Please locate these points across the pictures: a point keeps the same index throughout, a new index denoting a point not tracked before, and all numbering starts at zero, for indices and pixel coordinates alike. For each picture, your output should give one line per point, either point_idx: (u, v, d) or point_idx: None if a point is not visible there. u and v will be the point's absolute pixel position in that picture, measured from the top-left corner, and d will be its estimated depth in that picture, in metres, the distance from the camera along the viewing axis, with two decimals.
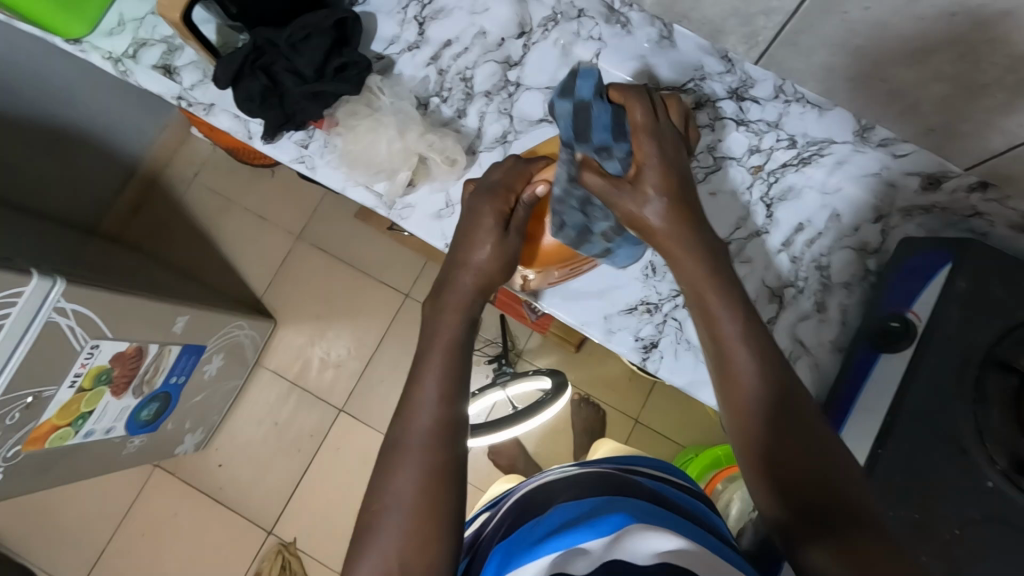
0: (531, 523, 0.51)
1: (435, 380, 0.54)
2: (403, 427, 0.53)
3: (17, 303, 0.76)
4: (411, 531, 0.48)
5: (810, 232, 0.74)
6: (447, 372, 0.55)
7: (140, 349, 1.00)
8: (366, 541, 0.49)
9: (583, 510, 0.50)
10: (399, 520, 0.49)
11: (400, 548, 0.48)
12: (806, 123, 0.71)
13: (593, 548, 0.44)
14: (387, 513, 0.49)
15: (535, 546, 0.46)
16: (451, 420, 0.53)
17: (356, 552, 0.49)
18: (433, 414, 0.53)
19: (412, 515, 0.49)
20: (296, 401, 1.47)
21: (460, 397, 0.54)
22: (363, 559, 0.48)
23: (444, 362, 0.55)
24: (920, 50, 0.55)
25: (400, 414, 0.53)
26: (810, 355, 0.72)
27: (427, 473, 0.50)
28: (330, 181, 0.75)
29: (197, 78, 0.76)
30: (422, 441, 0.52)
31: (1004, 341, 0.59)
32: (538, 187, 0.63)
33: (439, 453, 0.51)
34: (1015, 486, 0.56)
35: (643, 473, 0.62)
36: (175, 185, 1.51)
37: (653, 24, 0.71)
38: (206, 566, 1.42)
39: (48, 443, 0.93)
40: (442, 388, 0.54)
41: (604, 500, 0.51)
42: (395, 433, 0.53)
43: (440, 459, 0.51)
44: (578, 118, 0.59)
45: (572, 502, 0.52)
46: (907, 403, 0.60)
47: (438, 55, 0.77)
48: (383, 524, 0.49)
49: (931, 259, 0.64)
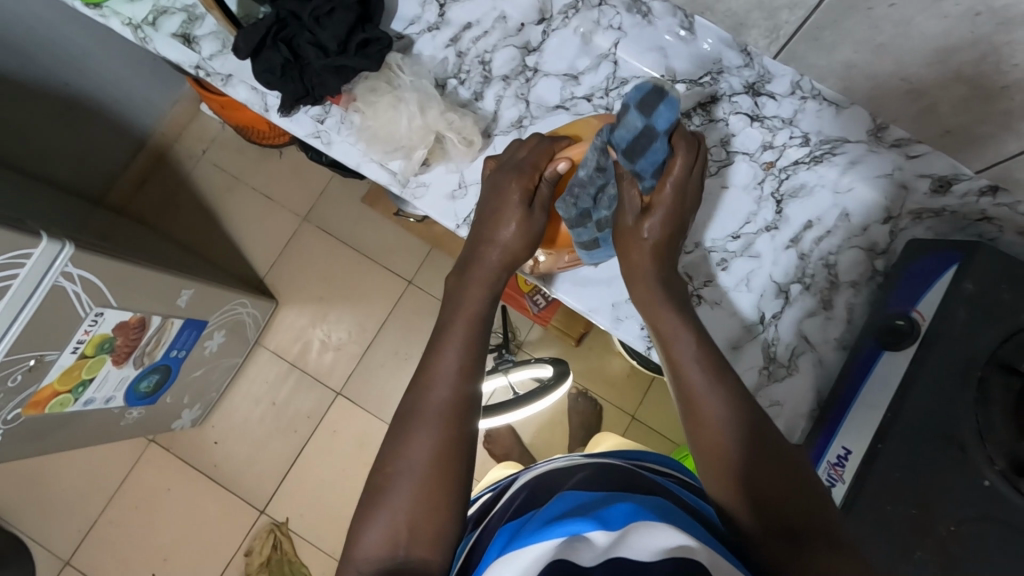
0: (535, 511, 0.51)
1: (455, 353, 0.57)
2: (419, 396, 0.54)
3: (23, 266, 0.76)
4: (421, 496, 0.49)
5: (819, 230, 0.74)
6: (466, 350, 0.57)
7: (143, 320, 1.00)
8: (376, 502, 0.50)
9: (584, 502, 0.50)
10: (410, 483, 0.50)
11: (411, 511, 0.49)
12: (821, 121, 0.72)
13: (599, 539, 0.44)
14: (399, 474, 0.50)
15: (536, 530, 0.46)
16: (467, 393, 0.55)
17: (366, 514, 0.50)
18: (451, 388, 0.54)
19: (424, 480, 0.50)
20: (294, 382, 1.48)
21: (476, 374, 0.56)
22: (372, 520, 0.49)
23: (465, 335, 0.58)
24: (943, 50, 0.56)
25: (416, 386, 0.55)
26: (814, 351, 0.73)
27: (440, 440, 0.52)
28: (346, 157, 0.75)
29: (216, 48, 0.76)
30: (438, 411, 0.53)
31: (1007, 344, 0.60)
32: (561, 165, 0.64)
33: (453, 425, 0.53)
34: (1013, 486, 0.57)
35: (648, 468, 0.63)
36: (182, 161, 1.50)
37: (674, 14, 0.72)
38: (197, 542, 1.42)
39: (47, 408, 0.93)
40: (461, 361, 0.56)
41: (608, 496, 0.51)
42: (409, 402, 0.54)
43: (454, 432, 0.52)
44: (637, 139, 0.55)
45: (576, 492, 0.53)
46: (908, 399, 0.61)
47: (457, 37, 0.77)
48: (395, 487, 0.50)
49: (938, 261, 0.65)
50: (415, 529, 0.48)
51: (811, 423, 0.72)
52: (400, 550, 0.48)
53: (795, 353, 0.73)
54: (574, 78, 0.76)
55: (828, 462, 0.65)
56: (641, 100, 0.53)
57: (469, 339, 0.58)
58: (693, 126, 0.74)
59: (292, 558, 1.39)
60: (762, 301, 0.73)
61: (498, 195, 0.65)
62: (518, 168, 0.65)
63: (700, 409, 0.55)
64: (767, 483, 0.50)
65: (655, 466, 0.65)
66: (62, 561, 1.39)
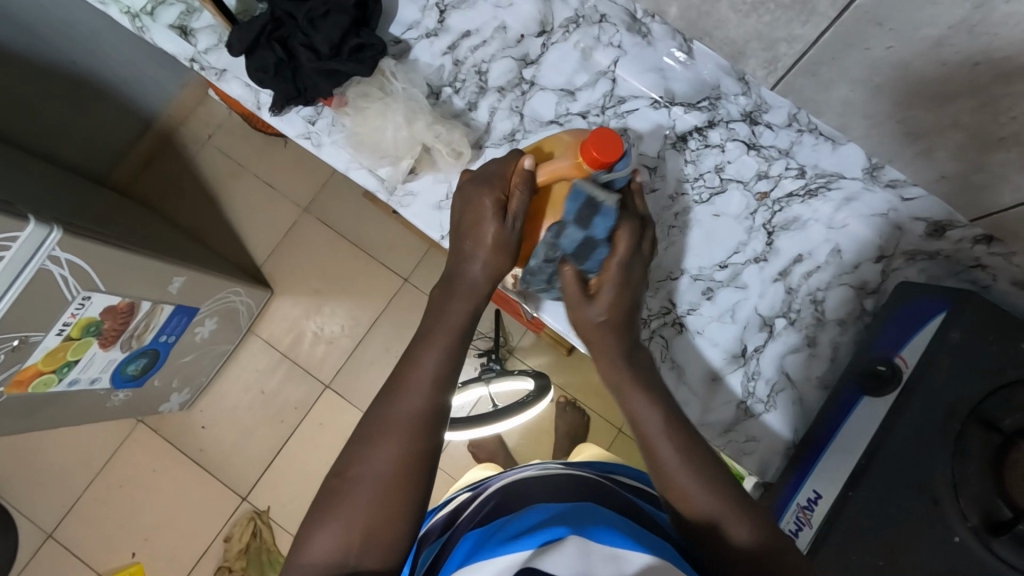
0: (507, 518, 0.51)
1: (431, 365, 0.56)
2: (391, 403, 0.54)
3: (11, 248, 0.76)
4: (377, 503, 0.49)
5: (809, 265, 0.72)
6: (445, 362, 0.57)
7: (132, 305, 1.00)
8: (335, 501, 0.49)
9: (559, 511, 0.50)
10: (371, 490, 0.49)
11: (366, 519, 0.48)
12: (818, 154, 0.70)
13: (571, 540, 0.44)
14: (360, 480, 0.50)
15: (505, 540, 0.47)
16: (439, 405, 0.55)
17: (319, 515, 0.49)
18: (425, 398, 0.54)
19: (384, 488, 0.50)
20: (284, 372, 1.48)
21: (447, 387, 0.56)
22: (324, 521, 0.49)
23: (444, 347, 0.57)
24: (941, 95, 0.54)
25: (390, 391, 0.55)
26: (794, 388, 0.72)
27: (402, 453, 0.51)
28: (334, 160, 0.74)
29: (212, 42, 0.75)
30: (408, 421, 0.53)
31: (990, 399, 0.58)
32: (528, 161, 0.60)
33: (420, 438, 0.52)
34: (982, 543, 0.55)
35: (620, 483, 0.63)
36: (187, 144, 1.50)
37: (674, 37, 0.71)
38: (178, 524, 1.43)
39: (32, 387, 0.94)
40: (437, 372, 0.56)
41: (576, 506, 0.51)
42: (380, 408, 0.54)
43: (419, 446, 0.52)
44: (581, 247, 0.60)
45: (547, 503, 0.52)
46: (885, 444, 0.59)
47: (456, 45, 0.76)
48: (352, 494, 0.49)
49: (926, 305, 0.64)
50: (369, 538, 0.48)
51: (786, 460, 0.71)
52: (350, 557, 0.47)
53: (774, 389, 0.72)
54: (570, 94, 0.75)
55: (799, 504, 0.64)
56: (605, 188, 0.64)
57: (449, 353, 0.57)
58: (689, 150, 0.74)
59: (270, 547, 1.40)
60: (744, 333, 0.72)
61: (472, 207, 0.62)
62: (489, 181, 0.63)
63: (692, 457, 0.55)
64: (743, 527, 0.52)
65: (632, 484, 0.64)
66: (46, 533, 1.41)
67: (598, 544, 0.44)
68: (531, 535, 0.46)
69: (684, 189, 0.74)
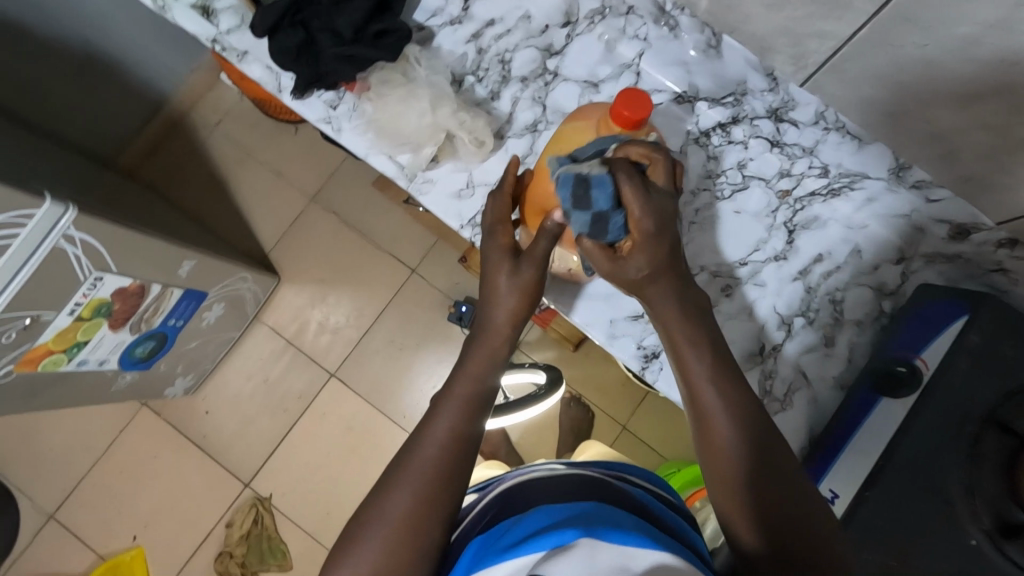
0: (512, 521, 0.51)
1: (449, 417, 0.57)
2: (410, 452, 0.55)
3: (25, 226, 0.76)
4: (388, 551, 0.49)
5: (828, 265, 0.72)
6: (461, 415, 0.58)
7: (143, 287, 0.99)
8: (351, 544, 0.50)
9: (567, 511, 0.49)
10: (383, 532, 0.50)
11: (377, 560, 0.49)
12: (842, 153, 0.70)
13: (578, 543, 0.44)
14: (374, 521, 0.51)
15: (511, 544, 0.46)
16: (458, 453, 0.55)
17: (337, 555, 0.51)
18: (441, 444, 0.55)
19: (394, 533, 0.50)
20: (289, 360, 1.48)
21: (470, 446, 0.56)
22: (342, 562, 0.50)
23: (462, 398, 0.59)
24: (972, 96, 0.54)
25: (410, 442, 0.56)
26: (809, 387, 0.71)
27: (415, 498, 0.52)
28: (354, 146, 0.74)
29: (234, 23, 0.75)
30: (422, 469, 0.53)
31: (1006, 403, 0.58)
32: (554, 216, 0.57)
33: (434, 485, 0.53)
34: (998, 548, 0.55)
35: (632, 483, 0.62)
36: (198, 129, 1.50)
37: (701, 31, 0.72)
38: (179, 509, 1.43)
39: (41, 366, 0.93)
40: (450, 426, 0.57)
41: (581, 508, 0.50)
42: (401, 457, 0.55)
43: (432, 491, 0.52)
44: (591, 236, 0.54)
45: (552, 505, 0.51)
46: (901, 445, 0.59)
47: (479, 33, 0.76)
48: (366, 536, 0.50)
49: (945, 310, 0.63)
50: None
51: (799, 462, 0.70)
52: None
53: (790, 388, 0.71)
54: (593, 86, 0.74)
55: None
56: (574, 197, 0.53)
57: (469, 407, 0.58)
58: (712, 145, 0.73)
59: (271, 534, 1.40)
60: (763, 330, 0.72)
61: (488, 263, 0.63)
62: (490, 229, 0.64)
63: (718, 453, 0.55)
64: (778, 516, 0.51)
65: (641, 483, 0.63)
66: (47, 515, 1.40)
67: (604, 544, 0.44)
68: (540, 538, 0.45)
69: (704, 186, 0.73)
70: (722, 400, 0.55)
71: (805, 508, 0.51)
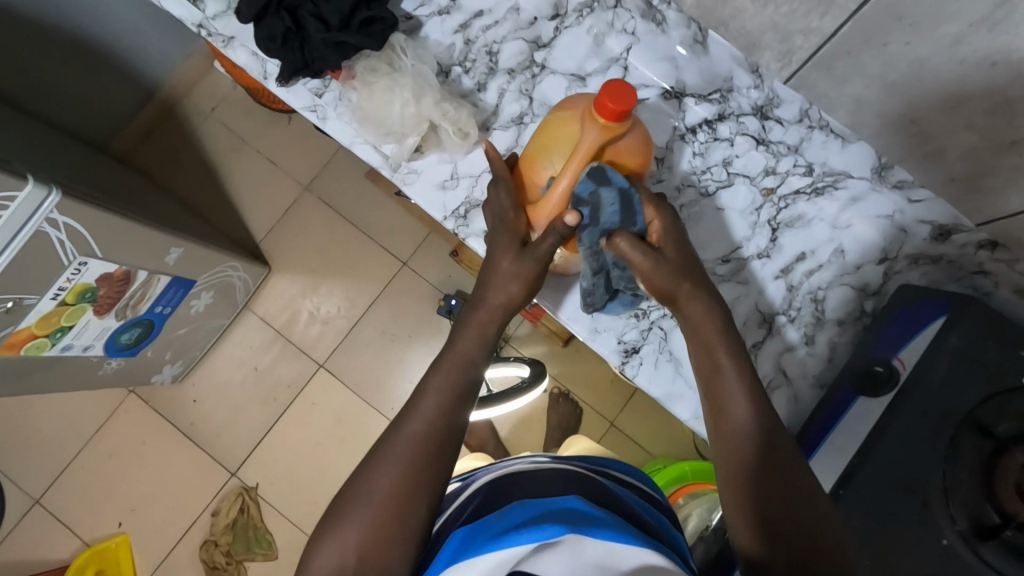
0: (496, 514, 0.51)
1: (436, 394, 0.56)
2: (398, 429, 0.55)
3: (7, 209, 0.75)
4: (375, 528, 0.49)
5: (811, 263, 0.72)
6: (449, 390, 0.57)
7: (129, 274, 0.99)
8: (338, 520, 0.50)
9: (550, 507, 0.50)
10: (366, 512, 0.50)
11: (360, 542, 0.49)
12: (827, 152, 0.70)
13: (565, 539, 0.44)
14: (358, 502, 0.51)
15: (496, 536, 0.47)
16: (442, 430, 0.55)
17: (322, 533, 0.50)
18: (428, 424, 0.55)
19: (378, 513, 0.50)
20: (279, 350, 1.47)
21: (457, 415, 0.56)
22: (327, 541, 0.49)
23: (449, 382, 0.57)
24: (955, 95, 0.54)
25: (397, 418, 0.56)
26: (790, 385, 0.71)
27: (402, 477, 0.52)
28: (338, 135, 0.73)
29: (220, 9, 0.74)
30: (409, 446, 0.53)
31: (987, 404, 0.58)
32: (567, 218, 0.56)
33: (419, 464, 0.52)
34: (971, 549, 0.55)
35: (611, 477, 0.62)
36: (191, 116, 1.49)
37: (689, 26, 0.71)
38: (165, 496, 1.43)
39: (24, 350, 0.93)
40: (438, 406, 0.56)
41: (567, 504, 0.50)
42: (388, 435, 0.55)
43: (416, 471, 0.52)
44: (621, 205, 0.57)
45: (539, 499, 0.52)
46: (877, 447, 0.59)
47: (467, 24, 0.75)
48: (350, 515, 0.50)
49: (926, 309, 0.64)
50: (364, 561, 0.48)
51: None
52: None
53: (769, 385, 0.71)
54: (580, 79, 0.74)
55: None
56: (594, 180, 0.57)
57: (456, 390, 0.57)
58: (697, 142, 0.73)
59: (257, 523, 1.40)
60: (744, 329, 0.72)
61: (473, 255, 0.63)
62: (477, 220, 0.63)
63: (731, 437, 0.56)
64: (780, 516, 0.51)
65: (624, 484, 0.63)
66: (32, 500, 1.40)
67: (590, 541, 0.44)
68: (532, 529, 0.45)
69: (689, 182, 0.73)
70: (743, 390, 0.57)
71: (807, 512, 0.51)
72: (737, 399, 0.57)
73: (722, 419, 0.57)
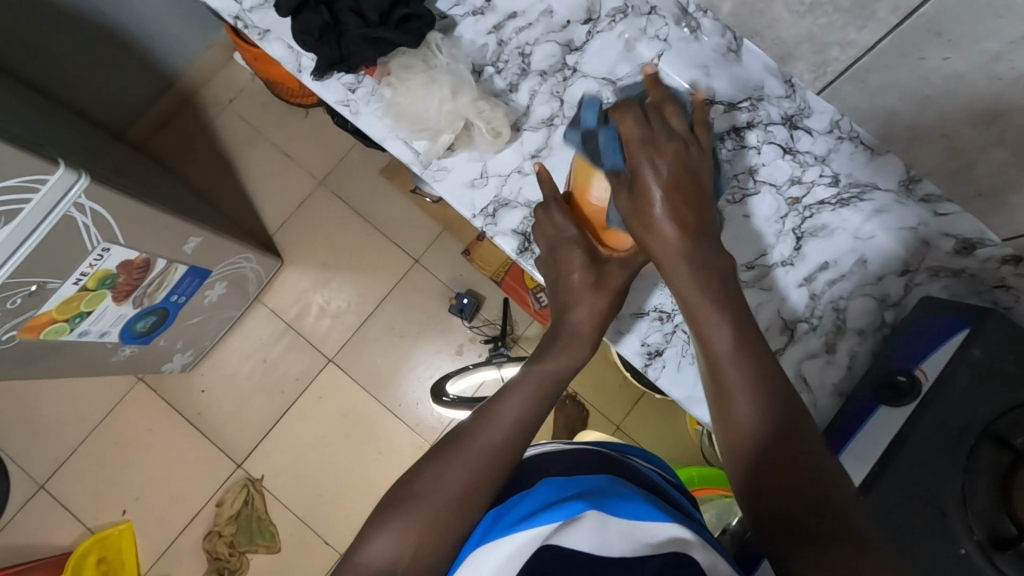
0: (519, 497, 0.51)
1: (517, 405, 0.57)
2: (474, 431, 0.55)
3: (37, 191, 0.76)
4: (436, 522, 0.49)
5: (833, 273, 0.73)
6: (527, 406, 0.58)
7: (148, 261, 0.99)
8: (400, 507, 0.50)
9: (573, 487, 0.50)
10: (432, 505, 0.50)
11: (419, 534, 0.48)
12: (853, 164, 0.70)
13: (588, 516, 0.43)
14: (422, 495, 0.50)
15: (518, 519, 0.46)
16: (518, 441, 0.55)
17: (379, 519, 0.50)
18: (505, 432, 0.55)
19: (443, 507, 0.50)
20: (288, 343, 1.48)
21: (530, 432, 0.57)
22: (384, 527, 0.49)
23: (534, 394, 0.59)
24: (989, 111, 0.55)
25: (474, 421, 0.56)
26: (810, 393, 0.73)
27: (471, 479, 0.51)
28: (370, 129, 0.74)
29: (257, 1, 0.75)
30: (483, 450, 0.53)
31: (1003, 419, 0.59)
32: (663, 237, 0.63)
33: (490, 468, 0.52)
34: (990, 560, 0.55)
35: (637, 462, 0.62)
36: (209, 106, 1.50)
37: (723, 34, 0.71)
38: (169, 485, 1.43)
39: (43, 334, 0.93)
40: (519, 418, 0.56)
41: (586, 482, 0.50)
42: (460, 434, 0.55)
43: (486, 474, 0.52)
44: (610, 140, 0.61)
45: (559, 479, 0.52)
46: (897, 456, 0.60)
47: (500, 25, 0.76)
48: (411, 505, 0.50)
49: (946, 323, 0.65)
50: (419, 553, 0.48)
51: None
52: (398, 567, 0.47)
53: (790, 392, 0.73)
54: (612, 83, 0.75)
55: None
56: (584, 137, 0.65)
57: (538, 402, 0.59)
58: (724, 150, 0.74)
59: (261, 515, 1.41)
60: (767, 335, 0.73)
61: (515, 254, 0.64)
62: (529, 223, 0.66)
63: (733, 420, 0.52)
64: (789, 495, 0.46)
65: (645, 465, 0.62)
66: (36, 484, 1.40)
67: (614, 518, 0.44)
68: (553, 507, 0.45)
69: None
70: (736, 353, 0.53)
71: (816, 484, 0.45)
72: (736, 375, 0.52)
73: (730, 425, 0.52)
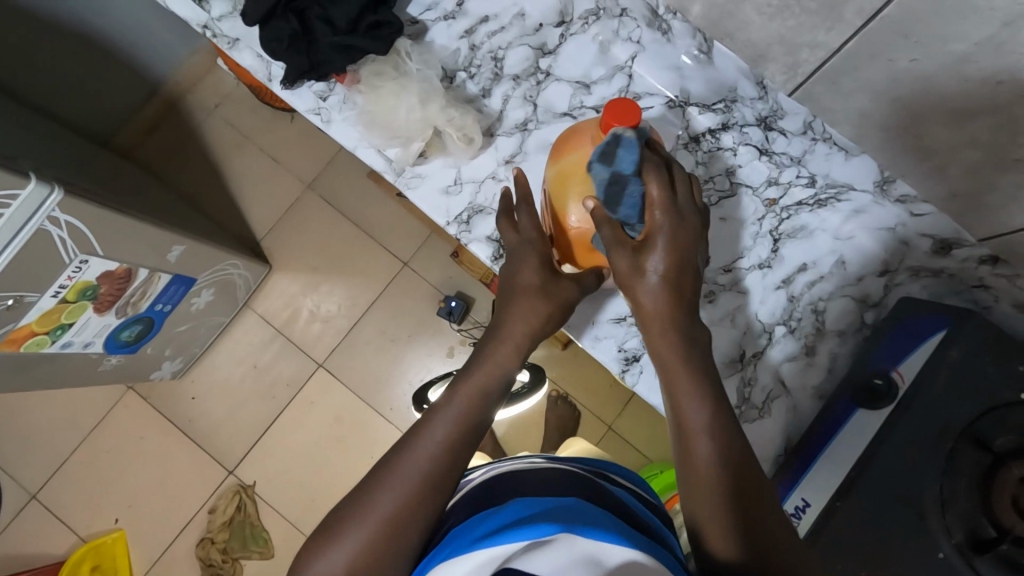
0: (489, 512, 0.50)
1: (444, 422, 0.57)
2: (400, 453, 0.55)
3: (10, 206, 0.75)
4: (364, 548, 0.50)
5: (812, 274, 0.73)
6: (457, 420, 0.57)
7: (130, 271, 0.99)
8: (330, 537, 0.51)
9: (545, 505, 0.49)
10: (359, 533, 0.50)
11: (349, 561, 0.50)
12: (830, 164, 0.70)
13: (556, 539, 0.43)
14: (350, 523, 0.51)
15: (487, 535, 0.46)
16: (447, 460, 0.55)
17: (311, 551, 0.51)
18: (431, 451, 0.55)
19: (371, 533, 0.50)
20: (278, 348, 1.47)
21: (460, 448, 0.56)
22: (317, 557, 0.51)
23: (463, 408, 0.58)
24: (961, 111, 0.54)
25: (401, 441, 0.56)
26: (788, 397, 0.72)
27: (398, 503, 0.52)
28: (343, 138, 0.74)
29: (226, 10, 0.74)
30: (409, 473, 0.53)
31: (983, 419, 0.58)
32: None
33: (418, 490, 0.53)
34: (967, 562, 0.56)
35: (613, 480, 0.61)
36: (194, 112, 1.49)
37: (694, 37, 0.70)
38: (162, 492, 1.43)
39: (24, 346, 0.93)
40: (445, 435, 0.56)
41: (563, 504, 0.49)
42: (389, 458, 0.55)
43: (414, 496, 0.52)
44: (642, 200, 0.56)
45: (534, 498, 0.51)
46: (876, 459, 0.60)
47: (472, 30, 0.75)
48: (340, 535, 0.51)
49: (924, 322, 0.64)
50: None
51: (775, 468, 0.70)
52: None
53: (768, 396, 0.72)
54: (586, 87, 0.74)
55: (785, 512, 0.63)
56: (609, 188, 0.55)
57: (469, 413, 0.58)
58: (701, 151, 0.74)
59: (254, 521, 1.41)
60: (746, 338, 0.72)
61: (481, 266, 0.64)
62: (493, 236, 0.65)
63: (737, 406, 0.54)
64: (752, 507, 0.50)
65: (620, 483, 0.62)
66: (29, 494, 1.40)
67: (583, 539, 0.43)
68: (523, 528, 0.45)
69: None
70: None
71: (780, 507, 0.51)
72: None
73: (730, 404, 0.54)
